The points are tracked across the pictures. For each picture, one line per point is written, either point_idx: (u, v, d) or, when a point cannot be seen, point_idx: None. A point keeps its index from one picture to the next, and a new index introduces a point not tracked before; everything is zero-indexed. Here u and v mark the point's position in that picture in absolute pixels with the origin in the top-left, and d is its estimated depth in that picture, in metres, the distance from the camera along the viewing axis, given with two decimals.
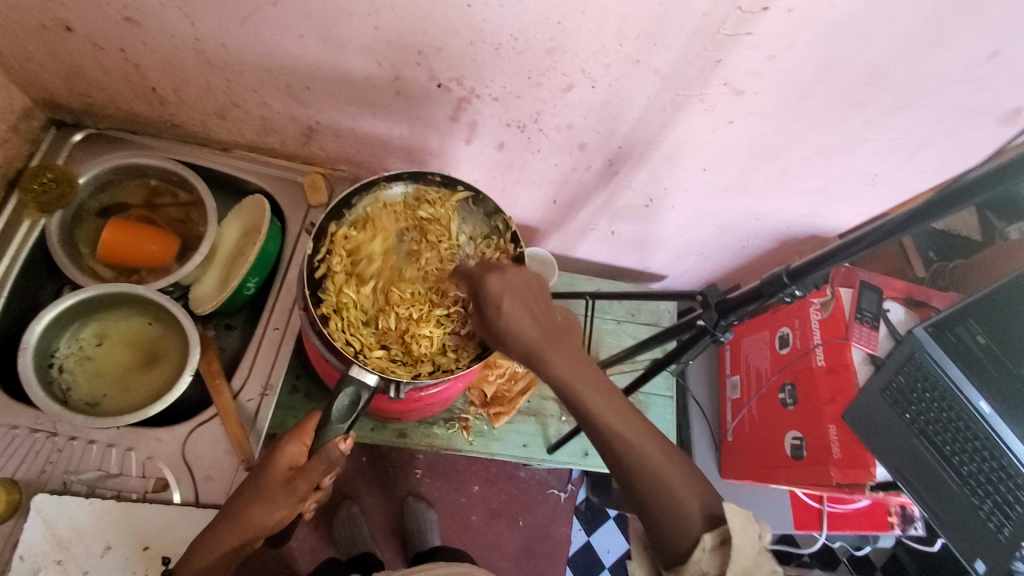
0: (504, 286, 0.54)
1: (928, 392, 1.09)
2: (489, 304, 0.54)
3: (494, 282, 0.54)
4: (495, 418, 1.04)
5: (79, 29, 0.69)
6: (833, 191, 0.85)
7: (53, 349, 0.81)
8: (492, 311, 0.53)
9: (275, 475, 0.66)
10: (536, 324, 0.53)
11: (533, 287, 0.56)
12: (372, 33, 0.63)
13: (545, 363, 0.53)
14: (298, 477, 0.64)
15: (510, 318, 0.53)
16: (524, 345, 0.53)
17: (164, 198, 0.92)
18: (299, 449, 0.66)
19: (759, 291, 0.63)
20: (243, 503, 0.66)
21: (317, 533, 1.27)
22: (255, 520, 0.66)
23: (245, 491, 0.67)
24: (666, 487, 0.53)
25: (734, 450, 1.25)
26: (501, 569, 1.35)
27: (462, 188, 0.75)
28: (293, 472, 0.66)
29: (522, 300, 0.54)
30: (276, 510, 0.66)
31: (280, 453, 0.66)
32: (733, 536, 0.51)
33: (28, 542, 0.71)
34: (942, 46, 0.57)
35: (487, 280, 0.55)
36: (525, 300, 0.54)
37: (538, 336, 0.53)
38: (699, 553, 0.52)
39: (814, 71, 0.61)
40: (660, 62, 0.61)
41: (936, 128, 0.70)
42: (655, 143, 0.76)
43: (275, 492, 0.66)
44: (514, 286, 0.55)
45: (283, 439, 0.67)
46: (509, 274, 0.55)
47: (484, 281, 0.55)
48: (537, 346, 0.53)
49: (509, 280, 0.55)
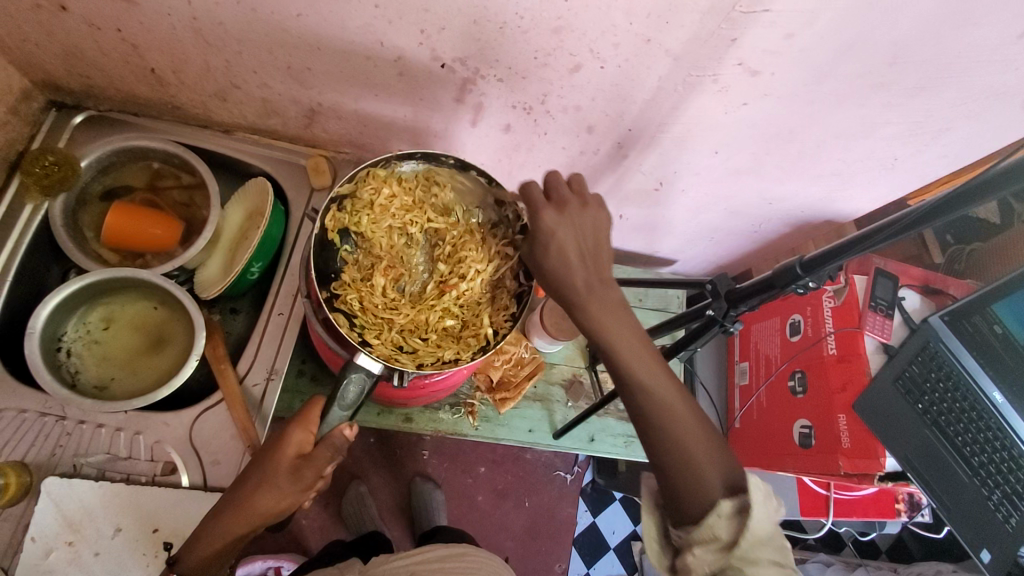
0: (560, 222, 0.57)
1: (942, 382, 1.08)
2: (540, 238, 0.57)
3: (550, 222, 0.57)
4: (500, 404, 1.03)
5: (74, 9, 0.67)
6: (851, 175, 0.82)
7: (60, 333, 0.81)
8: (543, 246, 0.56)
9: (282, 463, 0.65)
10: (584, 264, 0.56)
11: (592, 225, 0.58)
12: (373, 12, 0.60)
13: (581, 305, 0.55)
14: (305, 466, 0.64)
15: (561, 252, 0.56)
16: (567, 288, 0.56)
17: (167, 180, 0.91)
18: (305, 437, 0.65)
19: (771, 282, 0.61)
20: (248, 489, 0.65)
21: (327, 511, 1.29)
22: (258, 506, 0.65)
23: (249, 477, 0.66)
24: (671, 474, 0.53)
25: (741, 437, 1.24)
26: (507, 548, 1.36)
27: (474, 173, 0.71)
28: (300, 460, 0.65)
29: (577, 240, 0.56)
30: (285, 498, 0.65)
31: (285, 443, 0.65)
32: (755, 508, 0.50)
33: (39, 524, 0.72)
34: (971, 25, 0.54)
35: (543, 215, 0.57)
36: (581, 240, 0.57)
37: (583, 277, 0.56)
38: (714, 517, 0.51)
39: (835, 51, 0.58)
40: (672, 41, 0.59)
41: (961, 111, 0.67)
42: (665, 126, 0.73)
43: (281, 478, 0.65)
44: (573, 227, 0.57)
45: (288, 424, 0.65)
46: (567, 213, 0.57)
47: (539, 215, 0.57)
48: (579, 288, 0.55)
49: (564, 220, 0.57)
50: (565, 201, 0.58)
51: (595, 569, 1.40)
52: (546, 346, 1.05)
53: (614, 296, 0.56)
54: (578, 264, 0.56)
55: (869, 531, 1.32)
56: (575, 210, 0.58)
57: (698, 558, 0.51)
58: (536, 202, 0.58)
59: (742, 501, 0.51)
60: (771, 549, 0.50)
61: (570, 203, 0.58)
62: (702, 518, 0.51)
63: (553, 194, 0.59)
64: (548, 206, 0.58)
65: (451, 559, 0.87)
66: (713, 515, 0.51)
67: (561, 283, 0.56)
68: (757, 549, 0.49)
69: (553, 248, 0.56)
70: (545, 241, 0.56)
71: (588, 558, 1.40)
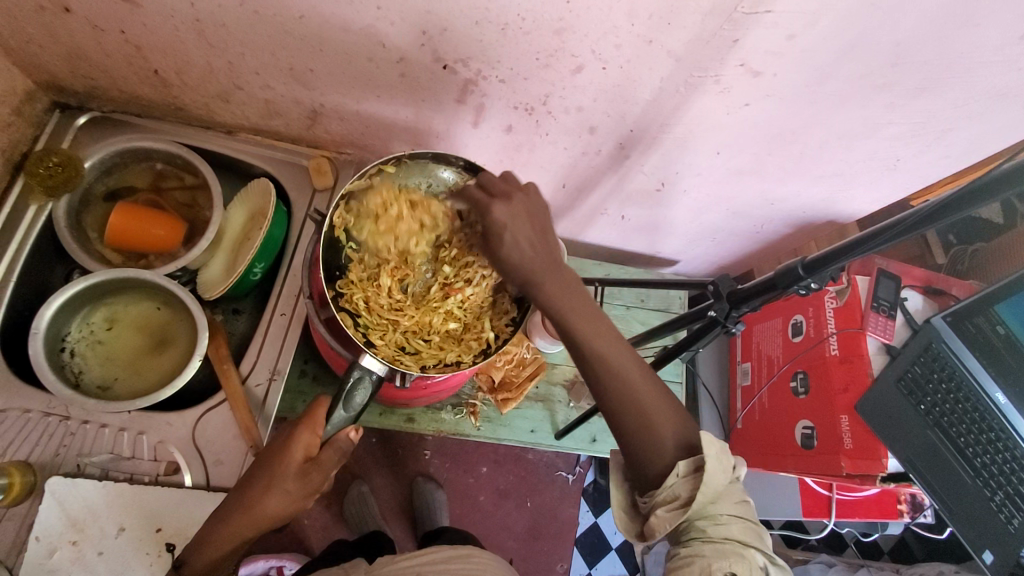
0: (509, 214, 0.55)
1: (944, 383, 1.08)
2: (492, 232, 0.55)
3: (499, 214, 0.55)
4: (502, 404, 1.03)
5: (77, 10, 0.67)
6: (853, 175, 0.82)
7: (64, 334, 0.81)
8: (496, 239, 0.55)
9: (290, 467, 0.65)
10: (535, 249, 0.55)
11: (538, 212, 0.57)
12: (376, 13, 0.60)
13: (538, 289, 0.55)
14: (313, 470, 0.65)
15: (513, 242, 0.55)
16: (521, 275, 0.55)
17: (170, 181, 0.91)
18: (313, 439, 0.65)
19: (773, 283, 0.61)
20: (256, 492, 0.65)
21: (329, 511, 1.29)
22: (265, 510, 0.65)
23: (257, 480, 0.66)
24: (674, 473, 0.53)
25: (743, 438, 1.24)
26: (509, 548, 1.36)
27: (482, 176, 0.71)
28: (309, 463, 0.65)
29: (524, 230, 0.56)
30: (293, 502, 0.66)
31: (291, 448, 0.64)
32: (708, 463, 0.51)
33: (43, 523, 0.72)
34: (973, 26, 0.54)
35: (493, 208, 0.56)
36: (530, 227, 0.56)
37: (537, 264, 0.55)
38: (673, 478, 0.52)
39: (837, 51, 0.58)
40: (674, 42, 0.59)
41: (963, 112, 0.67)
42: (667, 126, 0.73)
43: (290, 481, 0.65)
44: (522, 216, 0.56)
45: (296, 428, 0.65)
46: (516, 203, 0.56)
47: (490, 209, 0.56)
48: (534, 272, 0.55)
49: (514, 210, 0.56)
50: (509, 194, 0.58)
51: (598, 569, 1.39)
52: (548, 347, 1.04)
53: (567, 276, 0.57)
54: (532, 251, 0.55)
55: (872, 532, 1.32)
56: (521, 196, 0.57)
57: (661, 520, 0.52)
58: (482, 200, 0.57)
59: (697, 460, 0.52)
60: (723, 502, 0.53)
61: (516, 193, 0.57)
62: (661, 480, 0.53)
63: (493, 188, 0.58)
64: (495, 198, 0.57)
65: (455, 561, 0.87)
66: (671, 478, 0.52)
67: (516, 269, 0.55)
68: (712, 503, 0.52)
69: (506, 239, 0.55)
70: (497, 235, 0.55)
71: (590, 558, 1.40)
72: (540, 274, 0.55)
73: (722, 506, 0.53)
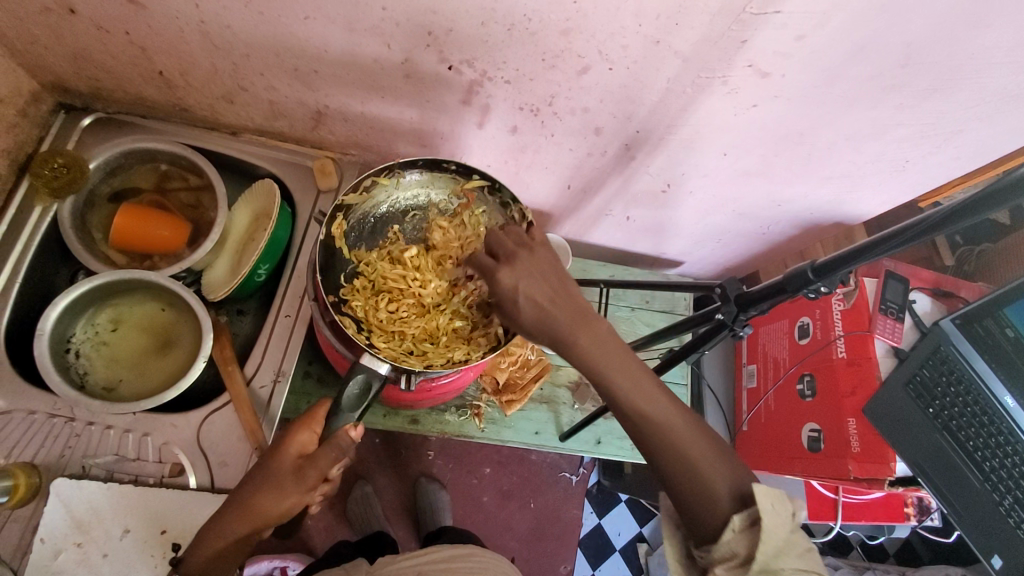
0: (517, 276, 0.53)
1: (953, 386, 1.06)
2: (505, 303, 0.53)
3: (506, 278, 0.53)
4: (506, 406, 1.03)
5: (82, 12, 0.67)
6: (860, 177, 0.81)
7: (69, 335, 0.81)
8: (512, 310, 0.53)
9: (285, 463, 0.64)
10: (557, 309, 0.52)
11: (549, 269, 0.54)
12: (381, 14, 0.60)
13: (571, 347, 0.52)
14: (307, 466, 0.63)
15: (531, 309, 0.52)
16: (551, 341, 0.53)
17: (174, 182, 0.91)
18: (309, 437, 0.65)
19: (782, 286, 0.60)
20: (250, 490, 0.65)
21: (333, 511, 1.29)
22: (261, 507, 0.64)
23: (254, 476, 0.66)
24: (678, 474, 0.52)
25: (748, 440, 1.24)
26: (513, 549, 1.36)
27: (477, 177, 0.73)
28: (303, 459, 0.64)
29: (538, 296, 0.52)
30: (285, 499, 0.64)
31: (289, 443, 0.65)
32: (762, 516, 0.48)
33: (48, 524, 0.73)
34: (986, 26, 0.53)
35: (500, 278, 0.53)
36: (546, 289, 0.53)
37: (568, 327, 0.52)
38: (728, 532, 0.49)
39: (846, 51, 0.57)
40: (681, 43, 0.58)
41: (974, 113, 0.66)
42: (674, 127, 0.73)
43: (285, 479, 0.64)
44: (534, 278, 0.53)
45: (294, 427, 0.65)
46: (522, 265, 0.53)
47: (495, 279, 0.53)
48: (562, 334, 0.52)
49: (520, 273, 0.53)
50: (515, 254, 0.55)
51: (601, 570, 1.39)
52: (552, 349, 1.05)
53: (601, 330, 0.53)
54: (557, 314, 0.52)
55: (878, 534, 1.31)
56: (526, 256, 0.54)
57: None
58: (489, 266, 0.54)
59: (753, 514, 0.49)
60: (790, 555, 0.48)
61: (520, 253, 0.54)
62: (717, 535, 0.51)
63: (499, 249, 0.56)
64: (501, 264, 0.54)
65: (457, 559, 0.87)
66: (726, 532, 0.50)
67: (541, 329, 0.52)
68: (779, 557, 0.47)
69: (523, 307, 0.52)
70: (512, 303, 0.52)
71: (594, 560, 1.39)
72: (571, 334, 0.52)
73: (790, 562, 0.48)
